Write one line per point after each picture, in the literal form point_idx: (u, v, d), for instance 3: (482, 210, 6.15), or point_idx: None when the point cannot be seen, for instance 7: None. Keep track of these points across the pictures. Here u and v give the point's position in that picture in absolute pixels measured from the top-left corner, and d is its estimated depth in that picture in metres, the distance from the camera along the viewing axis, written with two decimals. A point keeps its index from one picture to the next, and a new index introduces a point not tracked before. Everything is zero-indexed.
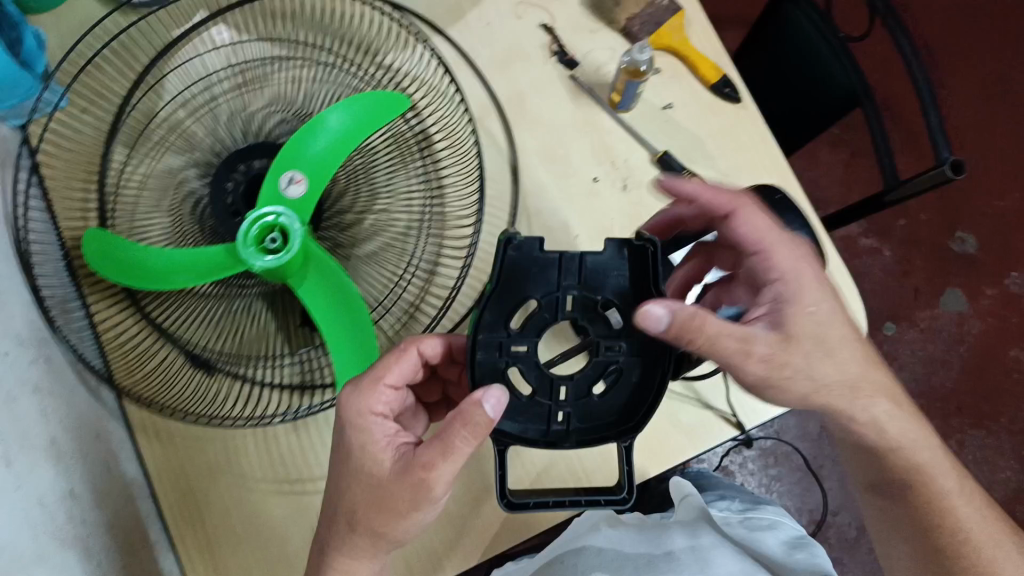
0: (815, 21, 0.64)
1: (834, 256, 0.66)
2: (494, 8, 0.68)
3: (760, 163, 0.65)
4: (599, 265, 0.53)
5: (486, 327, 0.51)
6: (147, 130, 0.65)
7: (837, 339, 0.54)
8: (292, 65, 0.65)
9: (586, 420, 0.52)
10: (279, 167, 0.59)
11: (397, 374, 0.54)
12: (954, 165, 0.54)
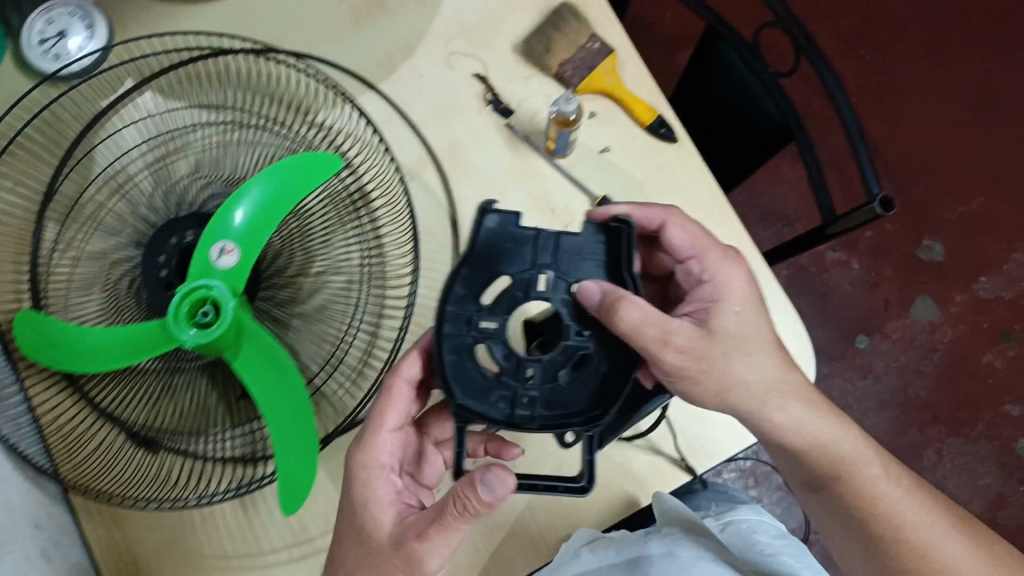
0: (743, 54, 0.64)
1: (773, 288, 0.65)
2: (425, 58, 0.67)
3: (699, 202, 0.66)
4: (575, 247, 0.52)
5: (455, 301, 0.51)
6: (78, 205, 0.63)
7: (757, 341, 0.54)
8: (220, 128, 0.63)
9: (550, 406, 0.49)
10: (208, 239, 0.58)
11: (395, 417, 0.54)
12: (884, 201, 0.56)
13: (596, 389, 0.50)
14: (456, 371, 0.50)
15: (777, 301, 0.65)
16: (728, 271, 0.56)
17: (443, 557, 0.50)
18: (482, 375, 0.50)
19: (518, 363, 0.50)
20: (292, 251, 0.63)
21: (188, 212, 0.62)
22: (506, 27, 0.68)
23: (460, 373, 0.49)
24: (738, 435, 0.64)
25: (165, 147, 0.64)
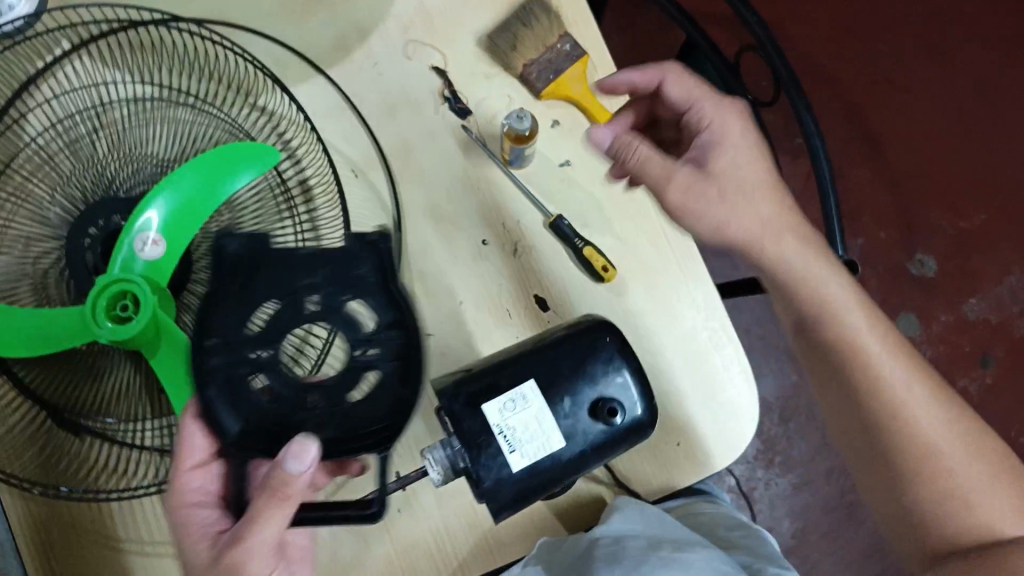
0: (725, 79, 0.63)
1: (720, 308, 0.62)
2: (382, 45, 0.63)
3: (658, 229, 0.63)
4: (340, 259, 0.49)
5: (223, 330, 0.48)
6: (5, 172, 0.58)
7: (752, 183, 0.59)
8: (158, 105, 0.60)
9: (342, 425, 0.48)
10: (131, 227, 0.56)
11: (192, 456, 0.48)
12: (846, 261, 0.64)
13: (392, 401, 0.48)
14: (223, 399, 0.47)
15: (729, 340, 0.62)
16: (725, 117, 0.60)
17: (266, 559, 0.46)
18: (262, 402, 0.48)
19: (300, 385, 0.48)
20: (222, 247, 0.60)
21: (119, 196, 0.59)
22: (470, 20, 0.64)
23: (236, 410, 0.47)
24: (694, 463, 0.60)
25: (97, 120, 0.60)
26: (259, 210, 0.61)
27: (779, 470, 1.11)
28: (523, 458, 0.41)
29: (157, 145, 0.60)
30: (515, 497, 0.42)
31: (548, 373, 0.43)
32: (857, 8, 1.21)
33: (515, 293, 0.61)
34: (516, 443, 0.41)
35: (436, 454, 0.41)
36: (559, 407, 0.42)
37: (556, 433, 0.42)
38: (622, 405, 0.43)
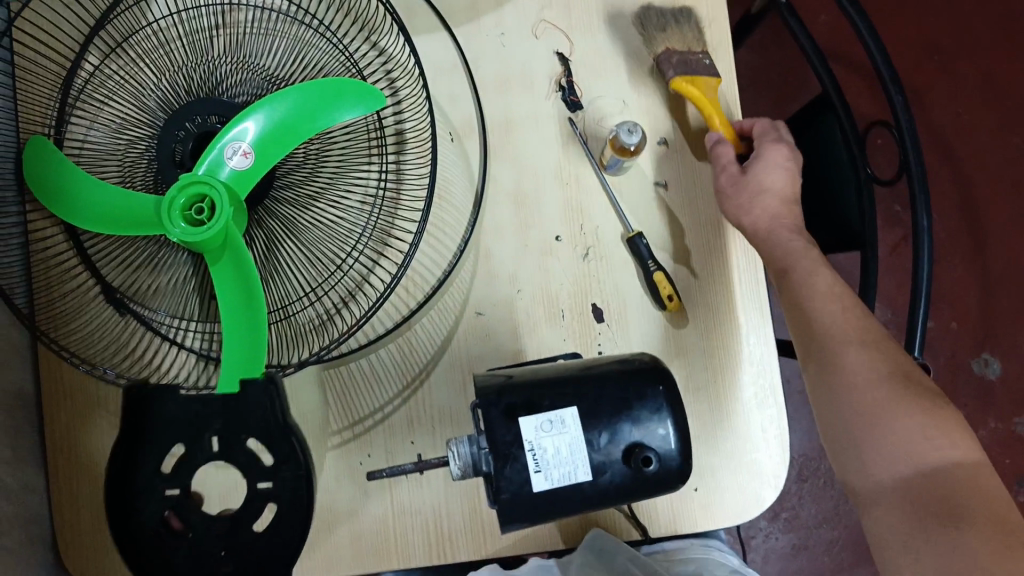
0: (853, 148, 0.63)
1: (773, 370, 0.61)
2: (514, 17, 0.62)
3: (732, 275, 0.62)
4: (247, 397, 0.51)
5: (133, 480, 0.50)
6: (123, 45, 0.61)
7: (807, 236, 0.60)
8: (283, 23, 0.61)
9: (243, 562, 0.50)
10: (223, 135, 0.55)
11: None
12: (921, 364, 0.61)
13: (292, 535, 0.50)
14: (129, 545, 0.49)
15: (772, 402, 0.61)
16: None
17: None
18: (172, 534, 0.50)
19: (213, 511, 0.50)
20: (307, 170, 0.60)
21: (220, 100, 0.58)
22: (612, 16, 0.62)
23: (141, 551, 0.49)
24: (698, 516, 0.60)
25: (217, 20, 0.60)
26: (354, 142, 0.61)
27: (782, 527, 1.10)
28: (546, 480, 0.41)
29: (267, 56, 0.60)
30: (524, 515, 0.41)
31: (593, 404, 0.42)
32: (1000, 91, 1.15)
33: (574, 295, 0.60)
34: (543, 464, 0.41)
35: (462, 450, 0.43)
36: (596, 440, 0.42)
37: (584, 466, 0.42)
38: (660, 455, 0.42)
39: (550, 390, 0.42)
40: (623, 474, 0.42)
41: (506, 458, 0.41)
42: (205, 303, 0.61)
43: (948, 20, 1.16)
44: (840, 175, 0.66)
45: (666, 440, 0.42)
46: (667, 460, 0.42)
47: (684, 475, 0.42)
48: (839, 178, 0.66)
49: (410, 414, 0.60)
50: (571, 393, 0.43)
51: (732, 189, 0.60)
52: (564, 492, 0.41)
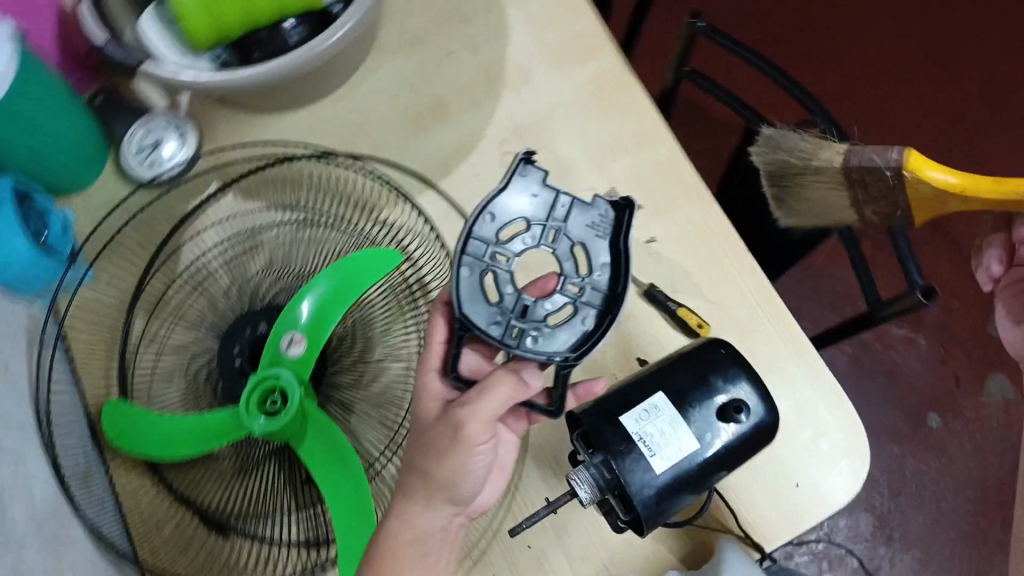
0: None
1: (810, 357, 0.65)
2: (481, 156, 0.71)
3: (744, 290, 0.67)
4: (589, 210, 0.54)
5: (477, 239, 0.53)
6: (167, 296, 0.68)
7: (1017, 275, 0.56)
8: (300, 229, 0.68)
9: (538, 343, 0.53)
10: (277, 332, 0.63)
11: (439, 327, 0.54)
12: (926, 291, 0.63)
13: (581, 338, 0.53)
14: (465, 293, 0.52)
15: (823, 377, 0.65)
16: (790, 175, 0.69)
17: (486, 424, 0.50)
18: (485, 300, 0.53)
19: (518, 300, 0.53)
20: (355, 346, 0.66)
21: (259, 307, 0.67)
22: (561, 123, 0.72)
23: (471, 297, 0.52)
24: (817, 506, 0.62)
25: (247, 242, 0.68)
26: (387, 308, 0.67)
27: (901, 548, 1.09)
28: (663, 459, 0.51)
29: (296, 260, 0.68)
30: (658, 498, 0.51)
31: (678, 389, 0.53)
32: (893, 97, 1.29)
33: (618, 356, 0.66)
34: (656, 448, 0.51)
35: (583, 477, 0.52)
36: (690, 415, 0.52)
37: (689, 436, 0.52)
38: (747, 406, 0.53)
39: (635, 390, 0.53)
40: (721, 431, 0.52)
41: (622, 454, 0.51)
42: (298, 490, 0.65)
43: (821, 57, 1.31)
44: None
45: (744, 394, 0.53)
46: (752, 409, 0.53)
47: (769, 415, 0.53)
48: None
49: (511, 511, 0.62)
50: (653, 385, 0.54)
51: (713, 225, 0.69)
52: (684, 462, 0.51)
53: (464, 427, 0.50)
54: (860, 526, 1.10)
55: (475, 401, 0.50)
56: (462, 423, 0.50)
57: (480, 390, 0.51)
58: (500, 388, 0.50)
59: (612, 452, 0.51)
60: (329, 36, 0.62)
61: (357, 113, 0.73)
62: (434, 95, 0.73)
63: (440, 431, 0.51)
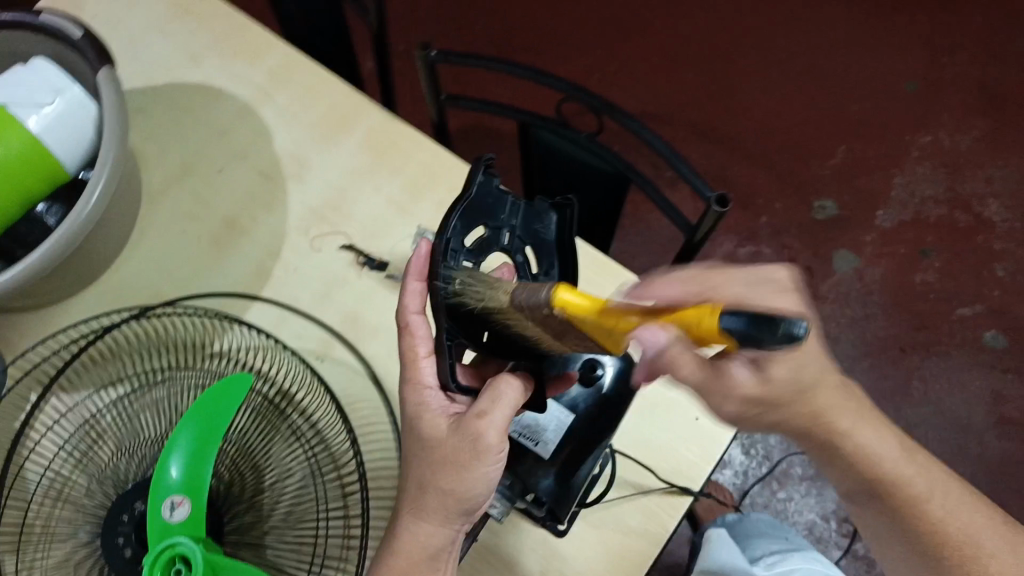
0: (558, 133, 0.71)
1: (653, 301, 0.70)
2: (293, 253, 0.71)
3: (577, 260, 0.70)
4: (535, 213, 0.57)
5: (450, 245, 0.51)
6: (26, 525, 0.63)
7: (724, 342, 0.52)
8: (141, 394, 0.65)
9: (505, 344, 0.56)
10: (156, 500, 0.58)
11: (423, 342, 0.57)
12: (720, 199, 0.65)
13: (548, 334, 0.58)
14: (448, 310, 0.51)
15: None
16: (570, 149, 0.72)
17: (502, 431, 0.53)
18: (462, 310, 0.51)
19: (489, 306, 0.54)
20: (241, 482, 0.63)
21: (136, 482, 0.60)
22: (357, 192, 0.73)
23: (451, 309, 0.51)
24: (717, 435, 0.67)
25: (94, 432, 0.64)
26: (260, 430, 0.64)
27: None
28: (547, 444, 0.60)
29: (148, 424, 0.63)
30: (557, 481, 0.61)
31: None
32: (642, 40, 1.32)
33: None
34: (536, 436, 0.61)
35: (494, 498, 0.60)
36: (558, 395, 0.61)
37: (562, 409, 0.61)
38: (602, 361, 0.61)
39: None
40: (588, 394, 0.61)
41: (516, 462, 0.61)
42: None
43: (568, 30, 1.32)
44: (565, 155, 0.74)
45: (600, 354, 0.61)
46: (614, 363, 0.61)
47: (629, 362, 0.61)
48: (566, 156, 0.74)
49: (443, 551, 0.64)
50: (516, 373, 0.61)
51: None
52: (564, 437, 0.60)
53: (477, 437, 0.53)
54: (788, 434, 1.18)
55: (490, 412, 0.53)
56: (480, 435, 0.52)
57: (491, 400, 0.53)
58: (510, 394, 0.53)
59: (511, 466, 0.61)
60: (86, 203, 0.60)
61: (154, 258, 0.71)
62: (224, 215, 0.72)
63: (455, 444, 0.54)
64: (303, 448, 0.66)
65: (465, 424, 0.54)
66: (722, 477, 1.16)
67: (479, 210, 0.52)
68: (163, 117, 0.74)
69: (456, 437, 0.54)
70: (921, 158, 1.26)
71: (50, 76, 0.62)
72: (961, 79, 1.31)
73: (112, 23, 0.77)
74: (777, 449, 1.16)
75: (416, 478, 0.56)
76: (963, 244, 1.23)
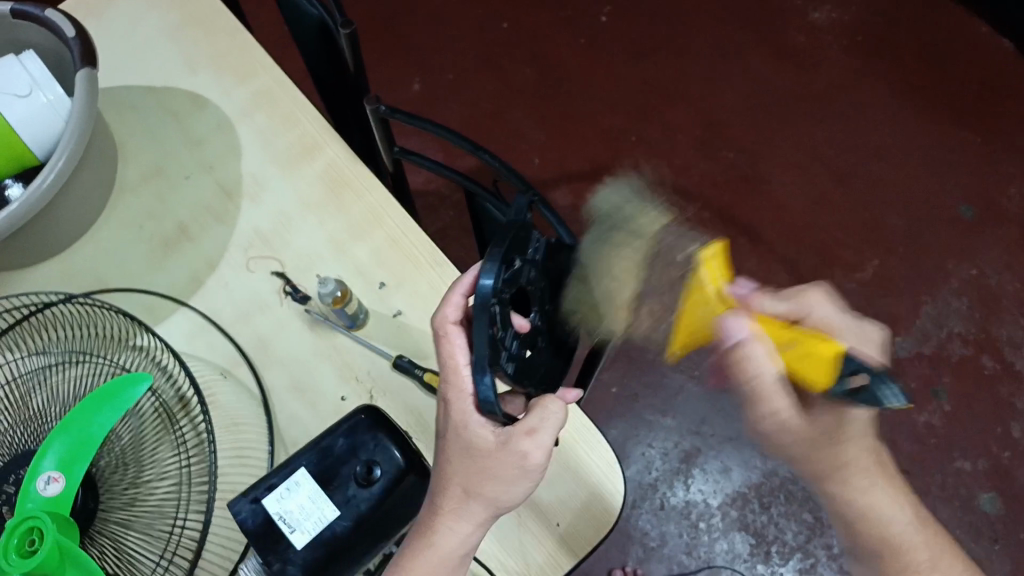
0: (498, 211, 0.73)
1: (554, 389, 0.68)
2: (228, 268, 0.75)
3: None
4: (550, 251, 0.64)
5: (491, 270, 0.54)
6: None
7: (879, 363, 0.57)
8: (62, 369, 0.69)
9: (523, 372, 0.60)
10: (32, 469, 0.57)
11: (463, 350, 0.58)
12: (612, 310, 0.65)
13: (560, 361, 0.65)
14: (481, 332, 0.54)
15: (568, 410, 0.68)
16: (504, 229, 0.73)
17: (546, 449, 0.55)
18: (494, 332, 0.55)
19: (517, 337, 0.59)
20: (118, 475, 0.65)
21: (25, 448, 0.63)
22: (303, 223, 0.76)
23: (485, 326, 0.54)
24: (573, 546, 0.64)
25: (13, 394, 0.68)
26: (154, 429, 0.67)
27: (779, 560, 1.14)
28: (304, 534, 0.56)
29: (59, 400, 0.67)
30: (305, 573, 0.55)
31: (318, 460, 0.58)
32: (691, 120, 1.36)
33: (351, 387, 0.70)
34: (295, 523, 0.56)
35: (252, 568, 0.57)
36: (323, 486, 0.57)
37: (329, 503, 0.57)
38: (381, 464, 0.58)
39: (278, 470, 0.58)
40: (364, 494, 0.58)
41: (277, 540, 0.56)
42: None
43: (622, 100, 1.38)
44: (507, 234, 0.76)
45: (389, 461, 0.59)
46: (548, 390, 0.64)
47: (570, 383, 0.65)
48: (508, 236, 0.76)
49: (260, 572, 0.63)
50: (297, 462, 0.58)
51: (446, 266, 0.74)
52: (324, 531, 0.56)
53: (526, 454, 0.55)
54: (736, 545, 1.16)
55: (540, 429, 0.55)
56: (529, 452, 0.55)
57: (540, 414, 0.56)
58: (558, 413, 0.56)
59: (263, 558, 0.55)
60: (36, 185, 0.66)
61: (110, 246, 0.77)
62: (179, 220, 0.78)
63: (503, 458, 0.55)
64: (183, 455, 0.67)
65: (513, 441, 0.55)
66: (656, 570, 1.15)
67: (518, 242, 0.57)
68: (158, 123, 0.82)
69: (506, 454, 0.55)
70: (956, 290, 1.21)
71: (33, 72, 0.69)
72: (1020, 215, 1.25)
73: (144, 38, 0.87)
74: (720, 555, 1.15)
75: (460, 483, 0.57)
76: (984, 389, 1.16)
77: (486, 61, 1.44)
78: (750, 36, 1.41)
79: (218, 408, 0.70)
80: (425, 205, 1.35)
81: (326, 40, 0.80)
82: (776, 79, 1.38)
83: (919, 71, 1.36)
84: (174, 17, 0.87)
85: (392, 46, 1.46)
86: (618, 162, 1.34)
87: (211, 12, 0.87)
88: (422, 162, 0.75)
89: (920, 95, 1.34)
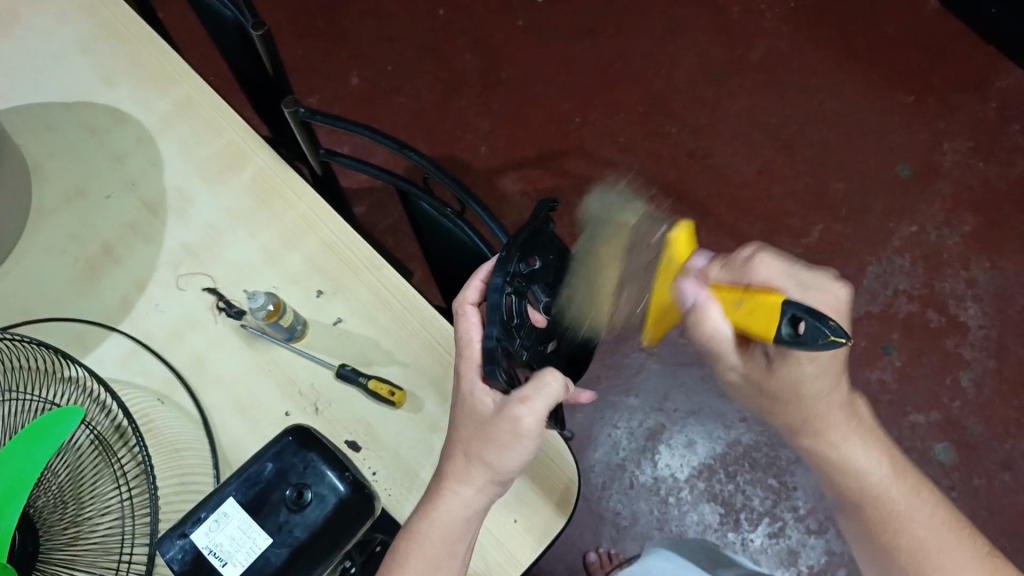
0: (432, 207, 0.72)
1: None
2: (159, 288, 0.73)
3: (423, 331, 0.70)
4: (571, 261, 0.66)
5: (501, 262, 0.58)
6: None
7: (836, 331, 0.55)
8: None
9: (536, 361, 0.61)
10: None
11: (478, 328, 0.59)
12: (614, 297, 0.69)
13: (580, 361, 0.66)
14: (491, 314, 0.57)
15: None
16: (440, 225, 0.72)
17: (539, 416, 0.54)
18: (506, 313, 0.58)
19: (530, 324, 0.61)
20: (57, 513, 0.62)
21: None
22: (233, 234, 0.74)
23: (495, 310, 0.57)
24: (529, 544, 0.64)
25: None
26: (91, 462, 0.65)
27: (748, 527, 1.16)
28: (235, 565, 0.55)
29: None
30: None
31: (247, 491, 0.57)
32: (633, 98, 1.35)
33: (295, 401, 0.69)
34: (226, 556, 0.55)
35: None
36: (254, 515, 0.56)
37: (261, 532, 0.56)
38: (317, 486, 0.57)
39: (206, 502, 0.57)
40: (299, 519, 0.56)
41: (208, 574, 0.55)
42: None
43: (564, 82, 1.37)
44: (446, 229, 0.74)
45: (324, 483, 0.57)
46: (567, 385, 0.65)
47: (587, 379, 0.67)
48: (449, 231, 0.74)
49: None
50: (223, 493, 0.57)
51: (382, 268, 0.72)
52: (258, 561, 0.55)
53: (518, 421, 0.54)
54: (706, 515, 1.17)
55: (534, 397, 0.54)
56: (519, 418, 0.53)
57: (537, 384, 0.54)
58: (556, 384, 0.55)
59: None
60: None
61: (32, 274, 0.74)
62: (103, 240, 0.75)
63: (498, 425, 0.55)
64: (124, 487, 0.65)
65: (506, 410, 0.54)
66: (630, 548, 1.16)
67: (535, 242, 0.62)
68: (73, 141, 0.79)
69: (500, 422, 0.54)
70: (900, 249, 1.23)
71: None
72: (957, 170, 1.27)
73: (54, 50, 0.83)
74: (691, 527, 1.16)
75: (462, 449, 0.57)
76: (932, 345, 1.18)
77: (424, 50, 1.41)
78: (686, 9, 1.41)
79: (158, 434, 0.68)
80: (373, 203, 1.33)
81: (244, 43, 0.77)
82: (715, 49, 1.38)
83: (855, 34, 1.37)
84: (84, 27, 0.83)
85: (328, 41, 1.42)
86: (564, 145, 1.33)
87: (123, 19, 0.83)
88: (350, 164, 0.73)
89: (854, 58, 1.36)
